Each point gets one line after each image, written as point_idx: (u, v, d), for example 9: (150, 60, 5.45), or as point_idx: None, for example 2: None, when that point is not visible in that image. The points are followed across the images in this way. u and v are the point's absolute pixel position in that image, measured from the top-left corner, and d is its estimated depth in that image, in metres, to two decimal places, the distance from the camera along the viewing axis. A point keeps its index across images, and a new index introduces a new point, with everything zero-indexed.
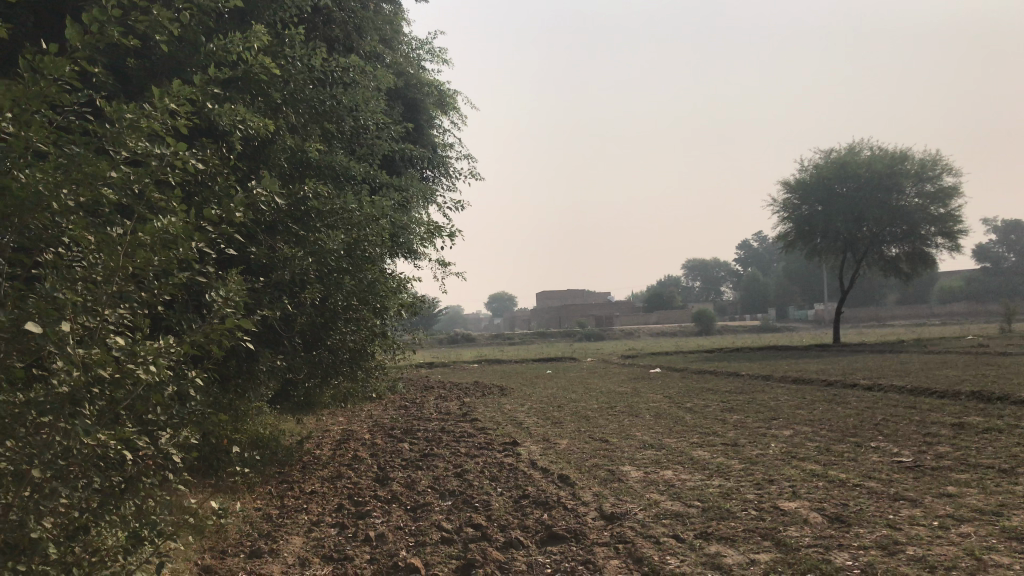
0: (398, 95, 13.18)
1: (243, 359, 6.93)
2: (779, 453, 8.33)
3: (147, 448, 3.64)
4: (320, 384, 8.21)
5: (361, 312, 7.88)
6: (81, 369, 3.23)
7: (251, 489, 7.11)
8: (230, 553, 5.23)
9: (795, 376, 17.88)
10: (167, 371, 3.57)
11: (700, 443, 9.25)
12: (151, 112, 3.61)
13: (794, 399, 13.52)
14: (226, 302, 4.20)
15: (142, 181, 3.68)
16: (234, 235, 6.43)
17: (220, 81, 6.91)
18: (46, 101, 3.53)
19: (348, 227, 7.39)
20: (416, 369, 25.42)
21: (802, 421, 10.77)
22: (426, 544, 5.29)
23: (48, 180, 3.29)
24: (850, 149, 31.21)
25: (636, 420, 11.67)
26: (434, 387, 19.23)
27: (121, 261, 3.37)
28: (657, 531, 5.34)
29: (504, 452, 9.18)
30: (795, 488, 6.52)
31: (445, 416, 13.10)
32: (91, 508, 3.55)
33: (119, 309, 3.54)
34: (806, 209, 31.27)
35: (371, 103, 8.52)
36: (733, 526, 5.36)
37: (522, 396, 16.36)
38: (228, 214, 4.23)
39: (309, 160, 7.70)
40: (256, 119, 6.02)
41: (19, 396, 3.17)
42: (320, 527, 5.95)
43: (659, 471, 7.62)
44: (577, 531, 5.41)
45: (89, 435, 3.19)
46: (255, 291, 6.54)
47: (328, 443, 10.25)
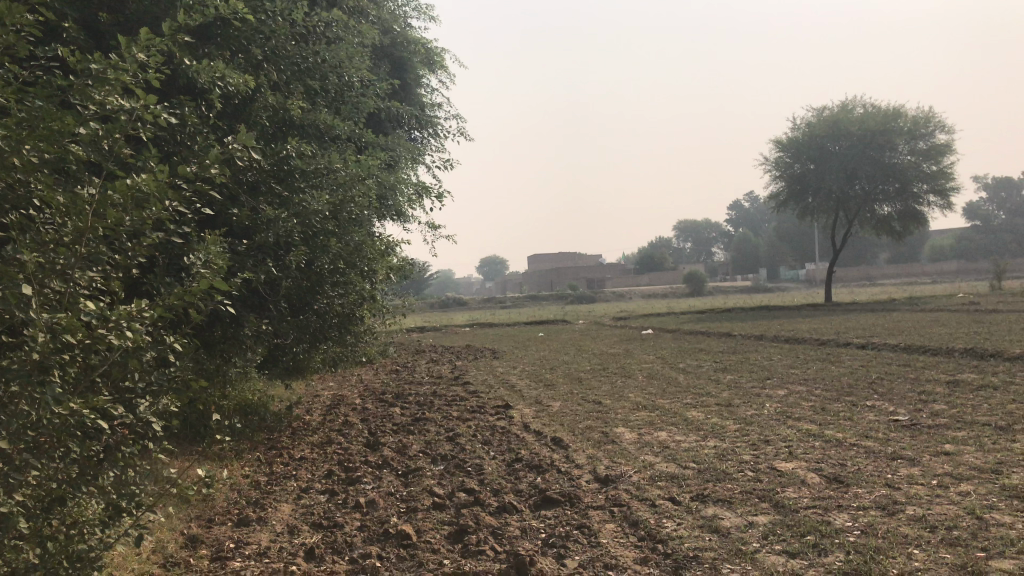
0: (383, 53, 12.88)
1: (227, 325, 6.76)
2: (774, 413, 8.26)
3: (125, 416, 3.48)
4: (309, 349, 8.07)
5: (348, 275, 7.71)
6: (50, 335, 3.05)
7: (240, 456, 7.00)
8: (217, 522, 5.13)
9: (788, 335, 17.83)
10: (144, 337, 3.41)
11: (694, 404, 9.18)
12: (120, 63, 3.39)
13: (787, 358, 13.47)
14: (206, 265, 4.02)
15: (112, 136, 3.47)
16: (216, 196, 6.23)
17: (198, 36, 6.66)
18: (7, 52, 3.30)
19: (334, 187, 7.25)
20: (408, 333, 25.34)
21: (796, 380, 10.72)
22: (418, 510, 5.19)
23: (11, 136, 3.07)
24: (843, 107, 30.94)
25: (629, 381, 11.60)
26: (427, 351, 19.14)
27: (90, 221, 3.18)
28: (653, 493, 5.25)
29: (497, 415, 9.09)
30: (792, 448, 6.44)
31: (437, 379, 13.01)
32: (68, 480, 3.40)
33: (90, 271, 3.35)
34: (798, 167, 31.08)
35: (355, 59, 8.27)
36: (730, 488, 5.26)
37: (515, 359, 16.28)
38: (204, 172, 4.02)
39: (292, 119, 7.47)
40: (235, 75, 5.79)
41: None
42: (310, 494, 5.85)
43: (653, 432, 7.54)
44: (571, 494, 5.32)
45: (60, 403, 3.03)
46: (238, 254, 6.37)
47: (318, 408, 10.14)
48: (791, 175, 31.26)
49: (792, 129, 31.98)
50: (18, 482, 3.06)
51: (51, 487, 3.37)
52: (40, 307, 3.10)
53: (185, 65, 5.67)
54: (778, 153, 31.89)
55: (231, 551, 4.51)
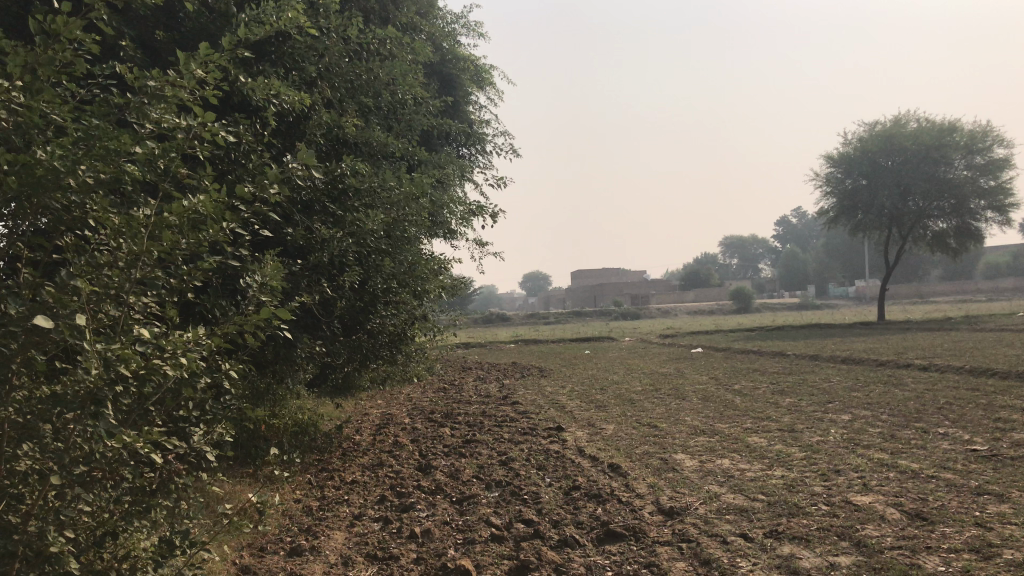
0: (432, 70, 12.82)
1: (280, 346, 6.65)
2: (842, 440, 7.90)
3: (179, 447, 3.34)
4: (360, 368, 7.93)
5: (401, 294, 7.57)
6: (102, 366, 2.91)
7: (291, 479, 6.88)
8: (269, 551, 4.99)
9: (846, 356, 17.30)
10: (198, 366, 3.27)
11: (755, 429, 8.85)
12: (179, 80, 3.24)
13: (847, 380, 13.00)
14: (262, 289, 3.87)
15: (169, 156, 3.31)
16: (270, 215, 6.13)
17: (253, 53, 6.59)
18: (65, 68, 3.18)
19: (386, 206, 7.13)
20: (454, 350, 25.25)
21: (860, 404, 10.29)
22: (476, 542, 4.99)
23: (66, 155, 2.93)
24: (897, 122, 30.19)
25: (684, 403, 11.27)
26: (473, 368, 19.01)
27: (146, 244, 3.03)
28: (722, 529, 4.97)
29: (550, 438, 8.84)
30: (866, 479, 6.10)
31: (486, 398, 12.83)
32: (121, 513, 3.26)
33: (145, 296, 3.21)
34: (850, 183, 30.38)
35: (409, 76, 8.17)
36: (805, 525, 4.95)
37: (563, 377, 16.01)
38: (262, 192, 3.87)
39: (345, 137, 7.37)
40: (291, 93, 5.70)
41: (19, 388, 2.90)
42: (363, 521, 5.69)
43: (715, 459, 7.24)
44: (636, 528, 5.06)
45: (113, 436, 2.89)
46: (292, 274, 6.25)
47: (367, 428, 10.01)
48: (843, 191, 30.58)
49: (845, 144, 31.32)
50: (68, 520, 2.93)
51: (103, 520, 3.23)
52: (94, 335, 2.96)
53: (241, 83, 5.58)
54: (829, 168, 31.27)
55: None
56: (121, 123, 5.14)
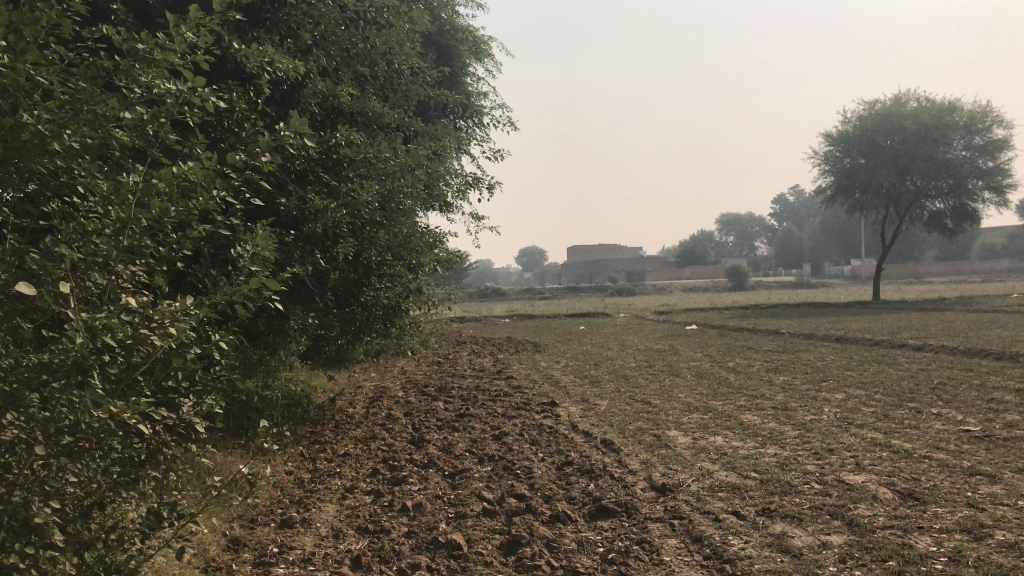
0: (430, 40, 12.68)
1: (273, 317, 6.61)
2: (835, 419, 7.90)
3: (168, 418, 3.30)
4: (354, 341, 7.89)
5: (395, 267, 7.51)
6: (88, 335, 2.85)
7: (283, 451, 6.86)
8: (260, 523, 4.97)
9: (840, 335, 17.31)
10: (187, 337, 3.22)
11: (748, 406, 8.85)
12: (169, 43, 3.15)
13: (840, 359, 13.00)
14: (254, 260, 3.81)
15: (158, 122, 3.23)
16: (264, 185, 6.05)
17: (248, 19, 6.48)
18: (52, 30, 3.09)
19: (382, 177, 7.06)
20: (449, 323, 25.23)
21: (854, 383, 10.29)
22: (467, 516, 4.98)
23: (53, 119, 2.86)
24: (897, 101, 30.02)
25: (678, 380, 11.26)
26: (468, 342, 19.01)
27: (133, 211, 2.96)
28: (715, 506, 4.97)
29: (543, 413, 8.83)
30: (858, 458, 6.10)
31: (480, 372, 12.82)
32: (108, 484, 3.23)
33: (134, 265, 3.15)
34: (848, 162, 30.24)
35: (406, 45, 8.06)
36: (798, 503, 4.94)
37: (557, 352, 16.01)
38: (254, 161, 3.80)
39: (341, 107, 7.28)
40: (285, 60, 5.60)
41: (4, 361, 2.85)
42: (354, 494, 5.67)
43: (709, 436, 7.24)
44: (628, 505, 5.05)
45: (99, 406, 2.84)
46: (286, 245, 6.19)
47: (360, 401, 10.00)
48: (840, 170, 30.46)
49: (844, 122, 31.16)
50: (53, 490, 2.89)
51: (90, 491, 3.20)
52: (80, 304, 2.90)
53: (234, 49, 5.49)
54: (827, 147, 31.13)
55: (274, 557, 4.33)
56: (112, 89, 5.05)
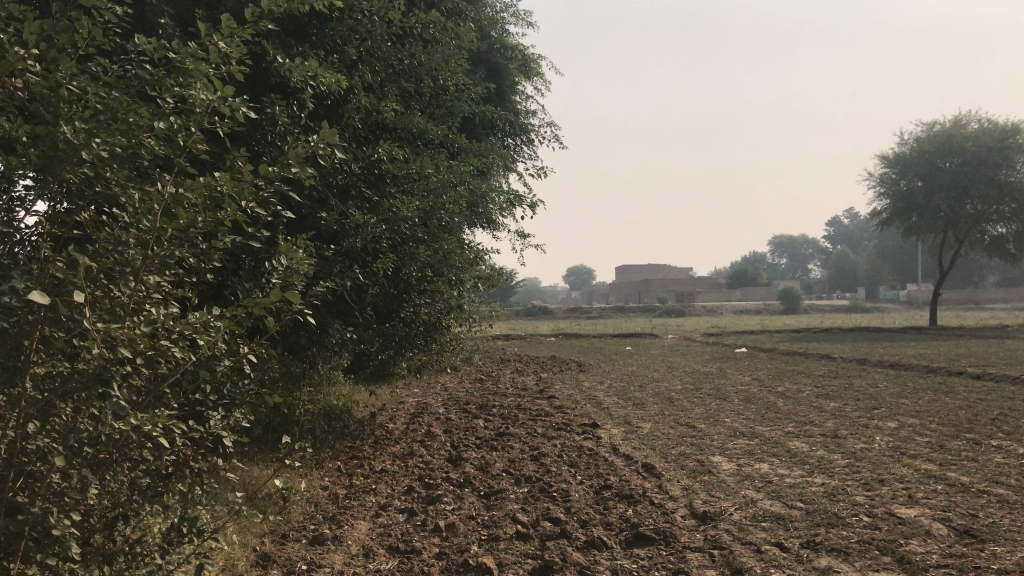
0: (479, 58, 12.71)
1: (313, 331, 6.61)
2: (887, 449, 7.60)
3: (191, 432, 3.26)
4: (394, 356, 7.85)
5: (436, 283, 7.47)
6: (110, 346, 2.83)
7: (319, 465, 6.84)
8: (291, 539, 4.92)
9: (895, 361, 16.79)
10: (212, 349, 3.18)
11: (796, 433, 8.58)
12: (202, 53, 3.15)
13: (895, 386, 12.59)
14: (287, 272, 3.79)
15: (190, 132, 3.23)
16: (305, 198, 6.07)
17: (294, 35, 6.55)
18: (89, 41, 3.12)
19: (424, 193, 7.04)
20: (495, 341, 25.17)
21: (909, 412, 9.92)
22: (500, 540, 4.86)
23: (83, 128, 2.86)
24: (956, 122, 29.26)
25: (724, 404, 11.00)
26: (512, 360, 18.91)
27: (160, 221, 2.94)
28: (757, 537, 4.77)
29: (584, 434, 8.67)
30: (911, 491, 5.84)
31: (523, 391, 12.70)
32: (130, 498, 3.20)
33: (161, 275, 3.13)
34: (904, 184, 29.47)
35: (452, 61, 8.06)
36: (845, 537, 4.72)
37: (602, 373, 15.82)
38: (287, 170, 3.70)
39: (385, 122, 7.30)
40: (328, 75, 5.61)
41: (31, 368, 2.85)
42: (388, 512, 5.60)
43: (754, 463, 7.02)
44: (666, 532, 4.89)
45: (119, 419, 2.81)
46: (326, 259, 6.19)
47: (401, 416, 9.97)
48: (897, 192, 29.75)
49: (901, 144, 30.47)
50: (74, 502, 2.87)
51: (113, 504, 3.17)
52: (104, 314, 2.89)
53: (278, 64, 5.53)
54: (883, 168, 30.48)
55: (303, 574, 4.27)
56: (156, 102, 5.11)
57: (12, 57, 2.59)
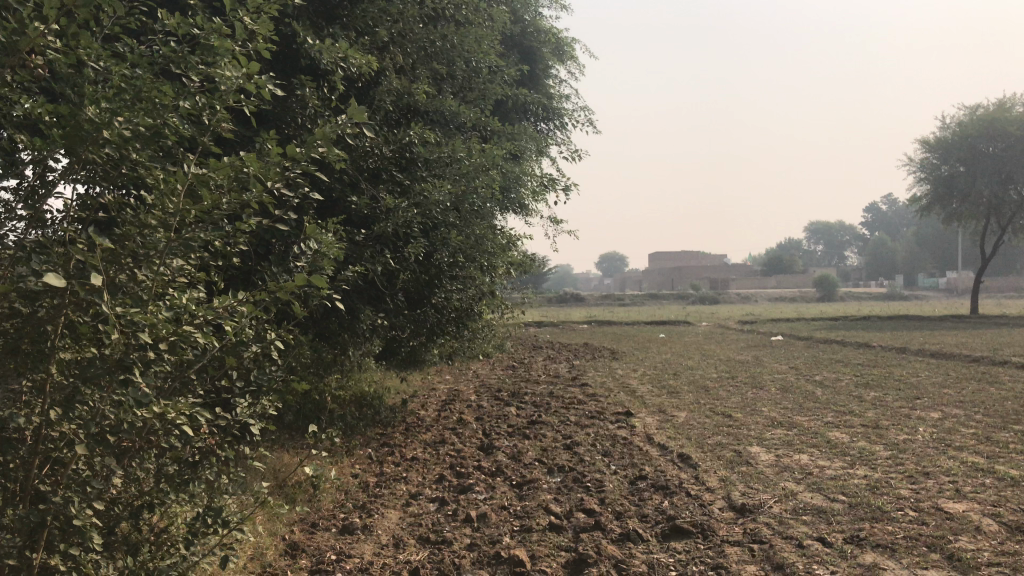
0: (511, 42, 12.56)
1: (343, 317, 6.55)
2: (931, 440, 7.37)
3: (215, 419, 3.19)
4: (425, 343, 7.77)
5: (468, 269, 7.36)
6: (132, 332, 2.76)
7: (350, 453, 6.79)
8: (321, 528, 4.87)
9: (936, 350, 16.40)
10: (238, 335, 3.10)
11: (835, 423, 8.36)
12: (228, 29, 3.06)
13: (937, 375, 12.27)
14: (316, 256, 3.70)
15: (215, 112, 3.14)
16: (335, 183, 6.00)
17: (325, 17, 6.47)
18: (114, 19, 3.05)
19: (456, 177, 6.96)
20: (528, 327, 25.10)
21: (952, 403, 9.65)
22: (533, 531, 4.76)
23: (106, 107, 2.79)
24: (1001, 105, 28.44)
25: (761, 393, 10.78)
26: (545, 347, 18.80)
27: (183, 203, 2.86)
28: (798, 531, 4.61)
29: (618, 423, 8.53)
30: (958, 484, 5.63)
31: (555, 379, 12.58)
32: (155, 487, 3.14)
33: (186, 259, 3.05)
34: (946, 169, 28.78)
35: (485, 43, 7.92)
36: (891, 532, 4.53)
37: (636, 360, 15.65)
38: (315, 151, 3.61)
39: (416, 105, 7.20)
40: (359, 56, 5.52)
41: (55, 354, 2.79)
42: (418, 501, 5.52)
43: (793, 454, 6.84)
44: (704, 526, 4.75)
45: (142, 406, 2.74)
46: (356, 244, 6.12)
47: (433, 403, 9.91)
48: (938, 177, 29.06)
49: (943, 127, 29.74)
50: (97, 491, 2.81)
51: (137, 493, 3.12)
52: (127, 299, 2.82)
53: (309, 45, 5.45)
54: (924, 153, 29.79)
55: (332, 565, 4.20)
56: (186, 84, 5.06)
57: (32, 33, 2.50)
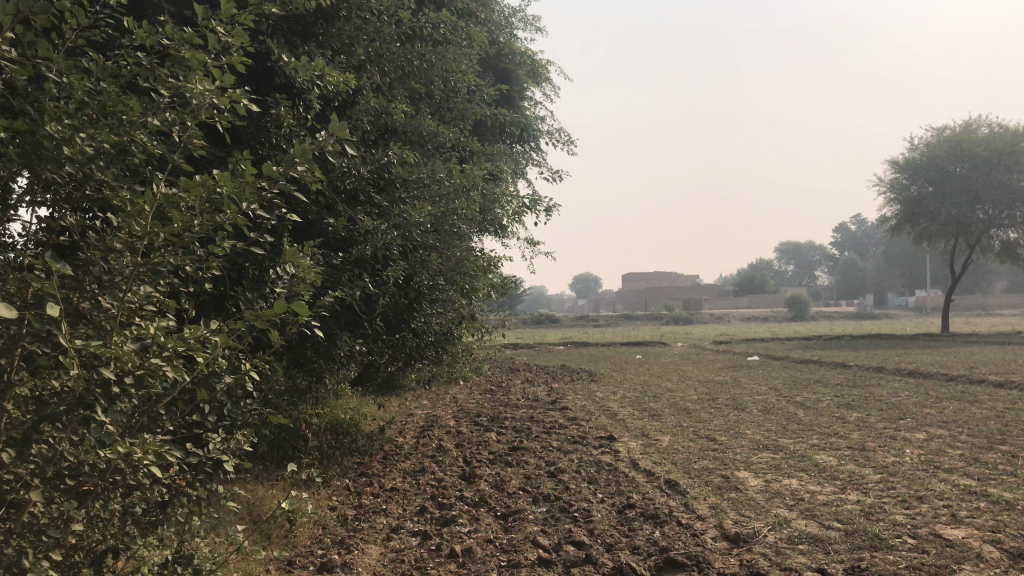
0: (487, 64, 12.45)
1: (320, 343, 6.33)
2: (920, 462, 7.25)
3: (184, 458, 2.97)
4: (404, 368, 7.56)
5: (448, 292, 7.18)
6: (94, 367, 2.54)
7: (327, 484, 6.56)
8: (298, 566, 4.63)
9: (913, 369, 16.43)
10: (209, 367, 2.89)
11: (821, 446, 8.24)
12: (200, 41, 2.87)
13: (917, 395, 12.22)
14: (293, 281, 3.51)
15: (186, 128, 2.95)
16: (311, 204, 5.81)
17: (300, 36, 6.30)
18: (77, 30, 2.85)
19: (436, 198, 6.79)
20: (523, 292, 25.92)
21: (935, 423, 9.57)
22: (521, 566, 4.55)
23: (67, 123, 2.58)
24: (968, 126, 28.88)
25: (744, 415, 10.66)
26: (522, 370, 18.62)
27: (150, 225, 2.66)
28: (796, 562, 4.44)
29: (601, 448, 8.35)
30: (955, 509, 5.50)
31: (534, 402, 12.39)
32: (120, 532, 2.91)
33: (152, 285, 2.84)
34: (915, 189, 29.13)
35: (463, 62, 7.78)
36: (893, 562, 4.37)
37: (614, 383, 15.49)
38: (293, 170, 3.42)
39: (394, 125, 7.04)
40: (336, 73, 5.34)
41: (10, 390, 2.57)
42: (400, 535, 5.29)
43: (782, 479, 6.69)
44: (698, 557, 4.58)
45: (104, 446, 2.52)
46: (334, 268, 5.92)
47: (411, 429, 9.67)
48: (907, 197, 29.39)
49: (912, 148, 30.11)
50: (55, 540, 2.58)
51: (100, 540, 2.88)
52: (87, 330, 2.60)
53: (284, 62, 5.27)
54: (893, 174, 30.14)
55: None
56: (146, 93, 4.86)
57: None
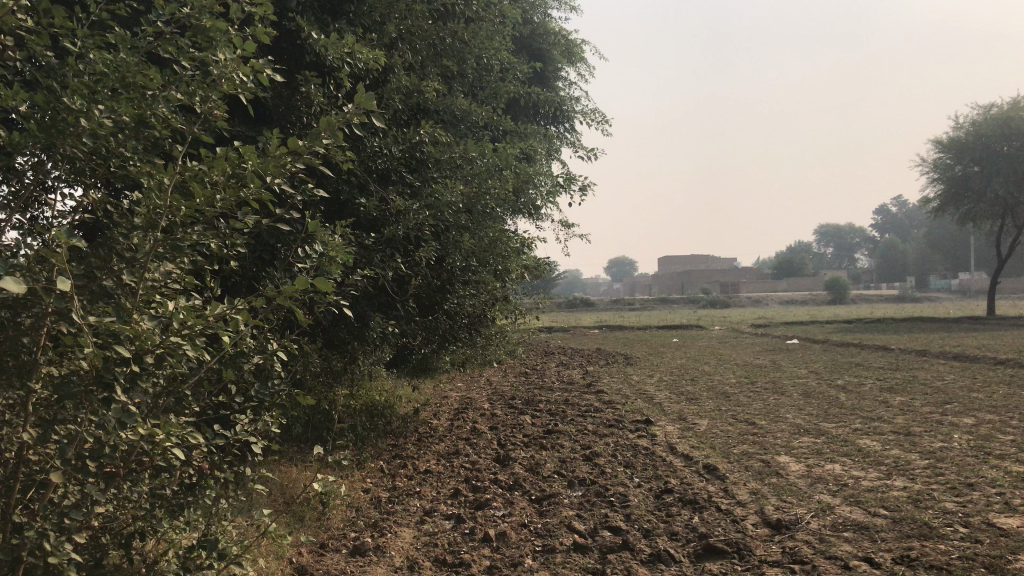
0: (520, 43, 12.27)
1: (352, 325, 6.27)
2: (969, 448, 7.01)
3: (209, 439, 2.91)
4: (437, 350, 7.48)
5: (480, 273, 7.08)
6: (114, 344, 2.47)
7: (361, 466, 6.52)
8: (331, 549, 4.59)
9: (959, 352, 16.01)
10: (233, 345, 2.81)
11: (865, 431, 8.01)
12: (221, 10, 2.77)
13: (964, 379, 11.88)
14: (321, 260, 3.42)
15: (208, 101, 2.86)
16: (341, 184, 5.73)
17: (331, 13, 6.20)
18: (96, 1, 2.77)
19: (469, 177, 6.66)
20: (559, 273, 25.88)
21: (984, 407, 9.27)
22: (556, 552, 4.46)
23: (84, 95, 2.50)
24: (1016, 103, 28.02)
25: (784, 399, 10.44)
26: (557, 353, 18.51)
27: (170, 200, 2.58)
28: (842, 550, 4.29)
29: (637, 431, 8.22)
30: (1008, 497, 5.28)
31: (570, 385, 12.28)
32: (146, 513, 2.86)
33: (174, 262, 2.77)
34: (960, 168, 28.37)
35: (496, 39, 7.64)
36: (944, 552, 4.19)
37: (651, 366, 15.31)
38: (320, 146, 3.32)
39: (425, 104, 6.93)
40: (366, 50, 5.24)
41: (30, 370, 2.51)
42: (433, 519, 5.22)
43: (824, 464, 6.50)
44: (739, 544, 4.44)
45: (124, 425, 2.45)
46: (366, 248, 5.85)
47: (445, 412, 9.62)
48: (952, 177, 28.65)
49: (957, 127, 29.31)
50: (79, 521, 2.52)
51: (126, 522, 2.84)
52: (107, 306, 2.53)
53: (313, 39, 5.17)
54: (938, 153, 29.39)
55: None
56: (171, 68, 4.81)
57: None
